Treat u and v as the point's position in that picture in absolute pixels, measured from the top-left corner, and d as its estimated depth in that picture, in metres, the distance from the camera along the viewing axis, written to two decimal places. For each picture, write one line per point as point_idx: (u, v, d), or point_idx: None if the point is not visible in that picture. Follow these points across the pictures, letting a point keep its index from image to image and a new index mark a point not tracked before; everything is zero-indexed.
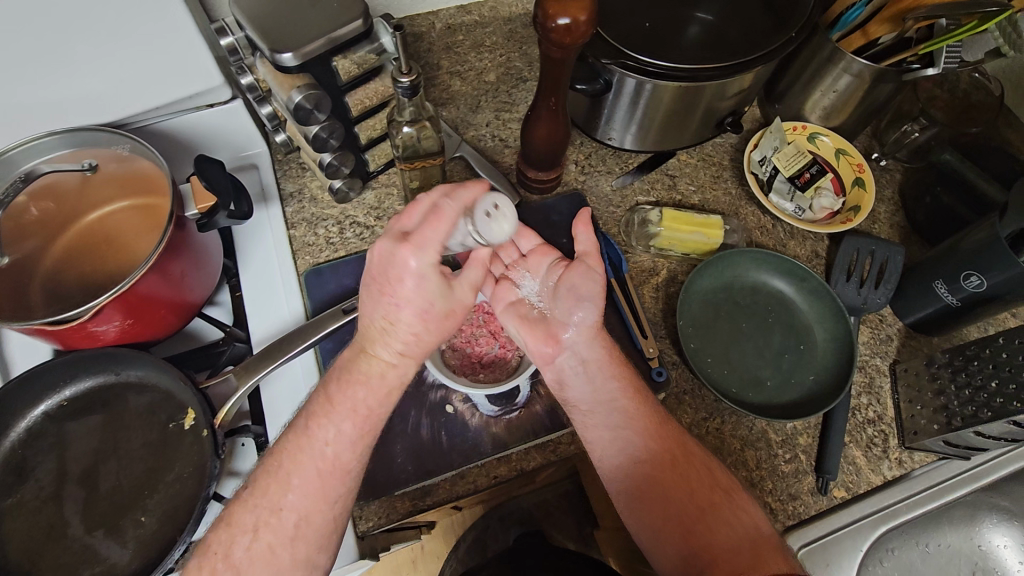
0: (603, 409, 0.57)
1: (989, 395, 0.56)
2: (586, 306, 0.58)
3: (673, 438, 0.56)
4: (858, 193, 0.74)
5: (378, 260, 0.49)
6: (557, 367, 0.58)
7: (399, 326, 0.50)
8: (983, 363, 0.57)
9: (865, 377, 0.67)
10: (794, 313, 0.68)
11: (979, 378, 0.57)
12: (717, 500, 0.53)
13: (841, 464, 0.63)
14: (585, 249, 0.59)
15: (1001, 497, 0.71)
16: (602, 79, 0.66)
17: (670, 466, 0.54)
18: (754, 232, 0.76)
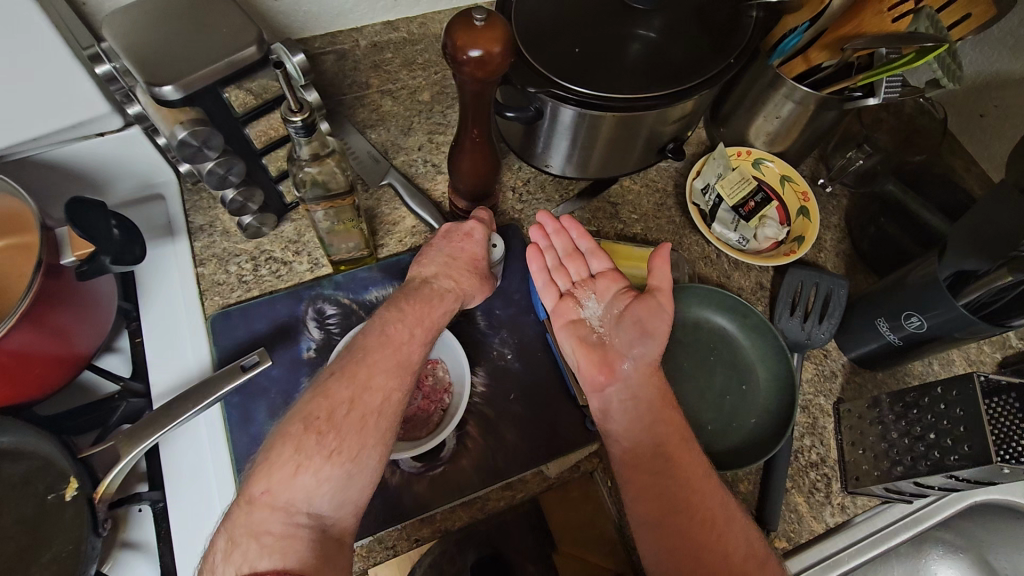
0: (648, 448, 0.53)
1: (927, 445, 0.54)
2: (654, 339, 0.56)
3: (715, 493, 0.51)
4: (804, 223, 0.72)
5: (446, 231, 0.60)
6: (605, 397, 0.57)
7: (448, 279, 0.57)
8: (922, 412, 0.55)
9: (808, 417, 0.65)
10: (737, 349, 0.66)
11: (919, 427, 0.55)
12: (748, 567, 0.49)
13: (782, 512, 0.60)
14: (661, 285, 0.56)
15: (944, 532, 0.70)
16: (534, 107, 0.62)
17: (711, 531, 0.50)
18: (698, 262, 0.73)
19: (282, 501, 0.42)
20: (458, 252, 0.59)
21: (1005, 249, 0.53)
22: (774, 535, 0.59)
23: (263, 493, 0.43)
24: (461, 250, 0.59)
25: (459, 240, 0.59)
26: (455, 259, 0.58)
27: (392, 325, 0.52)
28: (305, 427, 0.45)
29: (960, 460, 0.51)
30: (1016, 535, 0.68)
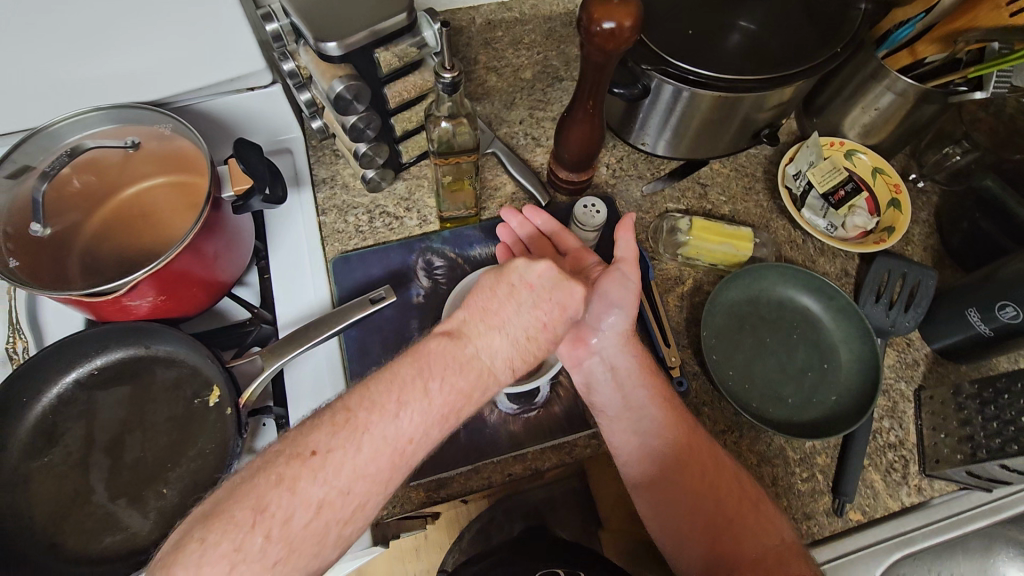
0: (633, 413, 0.59)
1: (1017, 429, 0.56)
2: (624, 311, 0.59)
3: (702, 444, 0.59)
4: (893, 215, 0.73)
5: (545, 278, 0.49)
6: (585, 370, 0.61)
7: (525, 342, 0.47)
8: (1014, 398, 0.57)
9: (888, 401, 0.67)
10: (819, 331, 0.68)
11: (1009, 412, 0.57)
12: (746, 512, 0.56)
13: (858, 487, 0.63)
14: (627, 255, 0.60)
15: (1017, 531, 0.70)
16: (640, 84, 0.65)
17: (703, 477, 0.57)
18: (783, 246, 0.75)
19: (336, 493, 0.40)
20: (538, 349, 0.48)
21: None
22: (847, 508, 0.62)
23: (309, 485, 0.40)
24: (545, 347, 0.48)
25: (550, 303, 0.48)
26: (530, 359, 0.48)
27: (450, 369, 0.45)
28: (365, 428, 0.42)
29: None
30: None
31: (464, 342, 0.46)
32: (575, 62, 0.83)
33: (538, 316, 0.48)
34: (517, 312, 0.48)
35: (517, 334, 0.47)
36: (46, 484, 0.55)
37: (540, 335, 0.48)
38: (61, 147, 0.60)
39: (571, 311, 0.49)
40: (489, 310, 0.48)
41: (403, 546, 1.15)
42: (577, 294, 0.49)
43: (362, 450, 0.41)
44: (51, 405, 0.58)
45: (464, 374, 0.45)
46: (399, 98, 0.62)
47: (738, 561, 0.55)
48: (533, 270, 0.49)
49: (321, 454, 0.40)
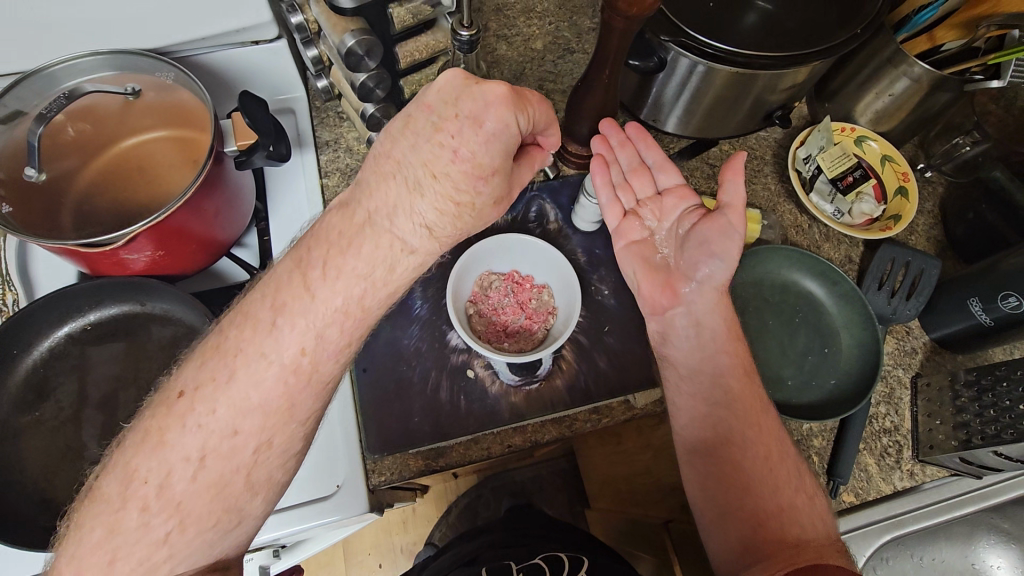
0: (706, 377, 0.58)
1: (1015, 416, 0.56)
2: (723, 260, 0.58)
3: (771, 428, 0.56)
4: (900, 203, 0.73)
5: (443, 91, 0.43)
6: (666, 320, 0.61)
7: (441, 182, 0.43)
8: (1012, 385, 0.58)
9: (885, 387, 0.67)
10: (823, 315, 0.68)
11: (1006, 400, 0.58)
12: (798, 503, 0.52)
13: (853, 471, 0.64)
14: (737, 202, 0.57)
15: (1001, 519, 0.70)
16: (656, 58, 0.63)
17: (764, 464, 0.54)
18: (787, 230, 0.75)
19: (219, 437, 0.41)
20: (461, 188, 0.44)
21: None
22: (843, 488, 0.63)
23: (179, 437, 0.40)
24: (465, 184, 0.44)
25: (461, 129, 0.43)
26: (450, 204, 0.44)
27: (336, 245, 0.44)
28: (235, 351, 0.42)
29: None
30: None
31: (353, 209, 0.45)
32: (587, 33, 0.81)
33: (441, 144, 0.43)
34: (417, 145, 0.44)
35: (419, 174, 0.44)
36: (34, 439, 0.54)
37: (451, 167, 0.43)
38: (56, 91, 0.57)
39: (487, 124, 0.42)
40: (385, 157, 0.45)
41: (391, 518, 1.15)
42: (490, 99, 0.42)
43: (233, 376, 0.42)
44: (41, 359, 0.57)
45: (352, 252, 0.44)
46: (410, 58, 0.60)
47: (783, 548, 0.50)
48: (436, 89, 0.44)
49: (187, 396, 0.41)
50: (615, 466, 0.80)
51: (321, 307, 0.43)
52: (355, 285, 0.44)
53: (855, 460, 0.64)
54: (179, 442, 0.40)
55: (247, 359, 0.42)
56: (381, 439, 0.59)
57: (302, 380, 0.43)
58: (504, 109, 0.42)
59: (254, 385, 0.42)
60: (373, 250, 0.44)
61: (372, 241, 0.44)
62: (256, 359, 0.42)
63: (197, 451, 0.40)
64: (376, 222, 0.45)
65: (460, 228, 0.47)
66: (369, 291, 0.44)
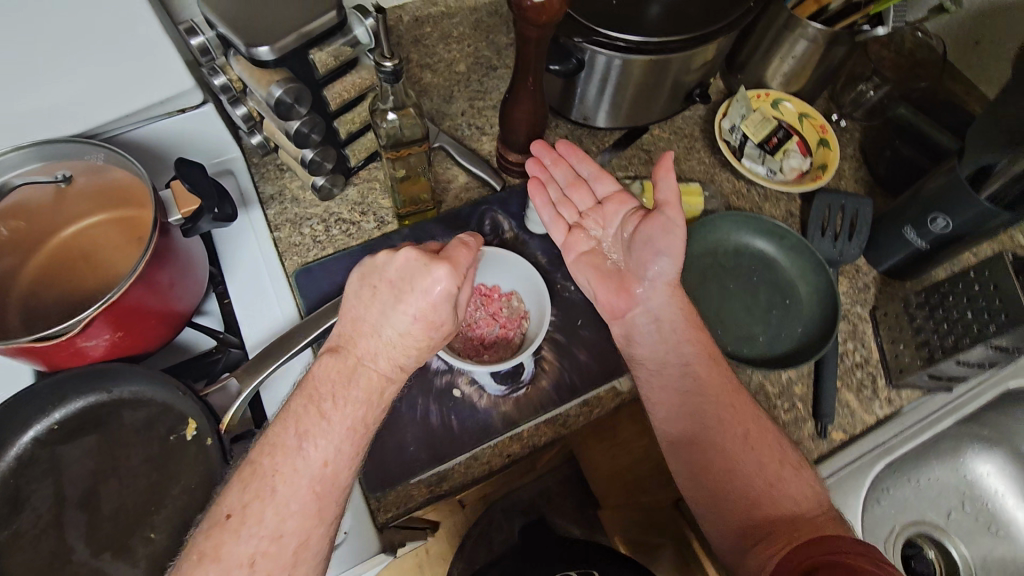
0: (674, 369, 0.59)
1: (966, 323, 0.60)
2: (667, 257, 0.59)
3: (744, 407, 0.58)
4: (825, 153, 0.77)
5: (404, 265, 0.51)
6: (626, 322, 0.62)
7: (398, 340, 0.51)
8: (957, 297, 0.61)
9: (848, 325, 0.71)
10: (779, 270, 0.71)
11: (954, 312, 0.61)
12: (785, 474, 0.54)
13: (836, 409, 0.67)
14: (671, 198, 0.58)
15: (980, 426, 0.73)
16: (574, 59, 0.67)
17: (747, 443, 0.56)
18: (729, 198, 0.79)
19: (267, 543, 0.43)
20: (420, 339, 0.51)
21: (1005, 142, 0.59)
22: (830, 427, 0.66)
23: (234, 545, 0.42)
24: (422, 336, 0.51)
25: (417, 296, 0.50)
26: (412, 350, 0.51)
27: (333, 383, 0.48)
28: (271, 472, 0.44)
29: (999, 328, 0.57)
30: None
31: (345, 353, 0.50)
32: (506, 49, 0.84)
33: (405, 311, 0.50)
34: (384, 309, 0.51)
35: (387, 333, 0.51)
36: (16, 554, 0.51)
37: (410, 326, 0.50)
38: None
39: (436, 294, 0.50)
40: (355, 316, 0.52)
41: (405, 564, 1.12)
42: (439, 274, 0.50)
43: (277, 492, 0.44)
44: (10, 469, 0.54)
45: (354, 385, 0.49)
46: (339, 99, 0.61)
47: (780, 525, 0.51)
48: (395, 263, 0.52)
49: (236, 515, 0.43)
50: (616, 459, 0.82)
51: (338, 426, 0.47)
52: (358, 408, 0.48)
53: (835, 398, 0.67)
54: (233, 552, 0.42)
55: (281, 477, 0.44)
56: (378, 475, 0.57)
57: (329, 484, 0.45)
58: (451, 281, 0.50)
59: (293, 493, 0.44)
60: (360, 390, 0.49)
61: (363, 378, 0.49)
62: (290, 476, 0.44)
63: (249, 554, 0.42)
64: (365, 364, 0.50)
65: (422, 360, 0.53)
66: (369, 412, 0.49)
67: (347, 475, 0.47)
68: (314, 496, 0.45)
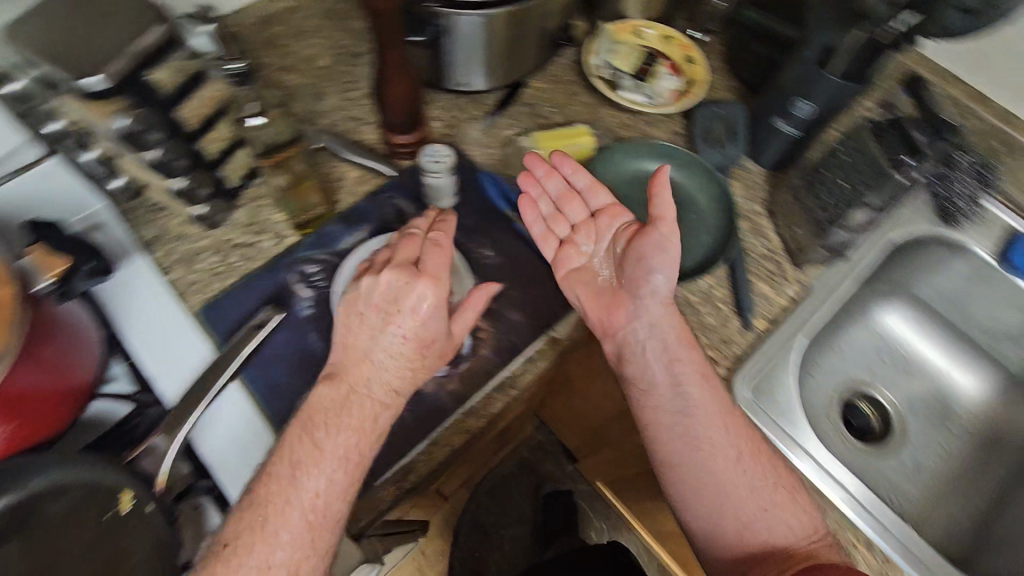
0: (667, 389, 0.60)
1: (842, 191, 0.68)
2: (665, 275, 0.61)
3: (739, 428, 0.59)
4: (693, 69, 0.82)
5: (384, 289, 0.55)
6: (619, 340, 0.63)
7: (384, 364, 0.54)
8: (830, 171, 0.69)
9: (749, 222, 0.74)
10: (678, 187, 0.73)
11: (829, 184, 0.69)
12: (778, 498, 0.57)
13: (755, 300, 0.70)
14: (669, 213, 0.60)
15: (880, 283, 0.80)
16: (431, 26, 0.66)
17: (739, 464, 0.57)
18: (617, 130, 0.80)
19: None
20: (412, 360, 0.54)
21: (836, 10, 0.63)
22: (755, 317, 0.69)
23: None
24: (415, 356, 0.54)
25: (404, 313, 0.54)
26: (406, 371, 0.54)
27: (332, 412, 0.51)
28: (267, 502, 0.48)
29: (861, 187, 0.68)
30: (930, 262, 0.79)
31: (339, 382, 0.53)
32: (365, 33, 0.82)
33: (395, 335, 0.54)
34: (372, 337, 0.54)
35: (384, 359, 0.54)
36: None
37: (404, 347, 0.54)
38: None
39: (423, 312, 0.54)
40: (348, 344, 0.55)
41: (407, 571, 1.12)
42: (421, 291, 0.54)
43: (268, 524, 0.47)
44: None
45: (347, 414, 0.51)
46: (197, 116, 0.57)
47: (776, 551, 0.55)
48: (377, 288, 0.55)
49: (230, 544, 0.47)
50: (578, 407, 0.85)
51: (330, 457, 0.50)
52: (349, 440, 0.50)
53: (752, 290, 0.70)
54: None
55: None
56: None
57: (320, 515, 0.49)
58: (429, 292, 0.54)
59: (282, 525, 0.47)
60: (354, 416, 0.51)
61: (360, 407, 0.52)
62: (282, 510, 0.48)
63: None
64: (359, 391, 0.52)
65: (414, 381, 0.54)
66: (361, 442, 0.51)
67: (338, 506, 0.50)
68: (308, 527, 0.48)
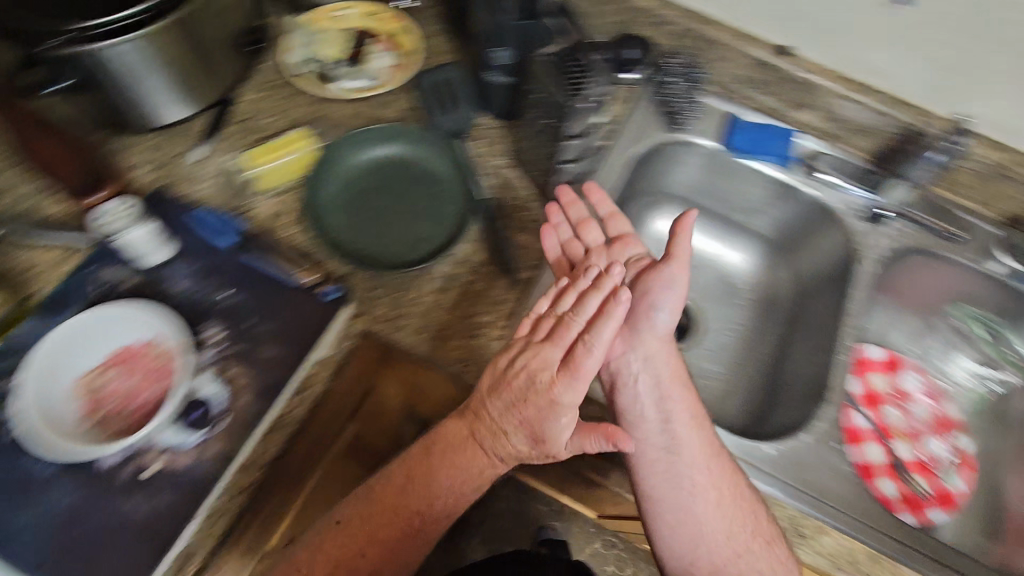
0: (660, 398, 0.61)
1: (548, 126, 0.70)
2: (666, 310, 0.62)
3: (725, 468, 0.58)
4: (403, 39, 0.79)
5: (537, 362, 0.54)
6: (618, 367, 0.63)
7: (512, 436, 0.52)
8: (539, 109, 0.70)
9: (498, 179, 0.74)
10: (413, 165, 0.73)
11: (541, 122, 0.70)
12: (754, 547, 0.56)
13: (516, 252, 0.70)
14: (684, 254, 0.61)
15: (636, 194, 0.86)
16: (68, 67, 0.57)
17: (719, 510, 0.56)
18: (349, 120, 0.75)
19: None
20: (524, 450, 0.52)
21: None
22: (518, 267, 0.69)
23: None
24: (523, 444, 0.52)
25: (512, 380, 0.54)
26: (523, 435, 0.52)
27: (444, 454, 0.54)
28: None
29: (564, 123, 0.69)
30: (665, 164, 0.85)
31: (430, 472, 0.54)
32: None
33: (515, 412, 0.52)
34: (504, 401, 0.53)
35: (521, 395, 0.52)
36: None
37: (519, 411, 0.52)
38: None
39: (578, 376, 0.52)
40: (487, 396, 0.54)
41: None
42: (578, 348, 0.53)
43: None
44: None
45: (359, 552, 0.53)
46: None
47: None
48: (507, 357, 0.56)
49: None
50: None
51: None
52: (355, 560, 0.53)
53: (511, 243, 0.71)
54: None
55: None
56: None
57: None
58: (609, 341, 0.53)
59: None
60: (469, 464, 0.53)
61: (469, 459, 0.54)
62: None
63: None
64: (479, 427, 0.54)
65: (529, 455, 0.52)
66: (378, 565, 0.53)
67: None
68: None
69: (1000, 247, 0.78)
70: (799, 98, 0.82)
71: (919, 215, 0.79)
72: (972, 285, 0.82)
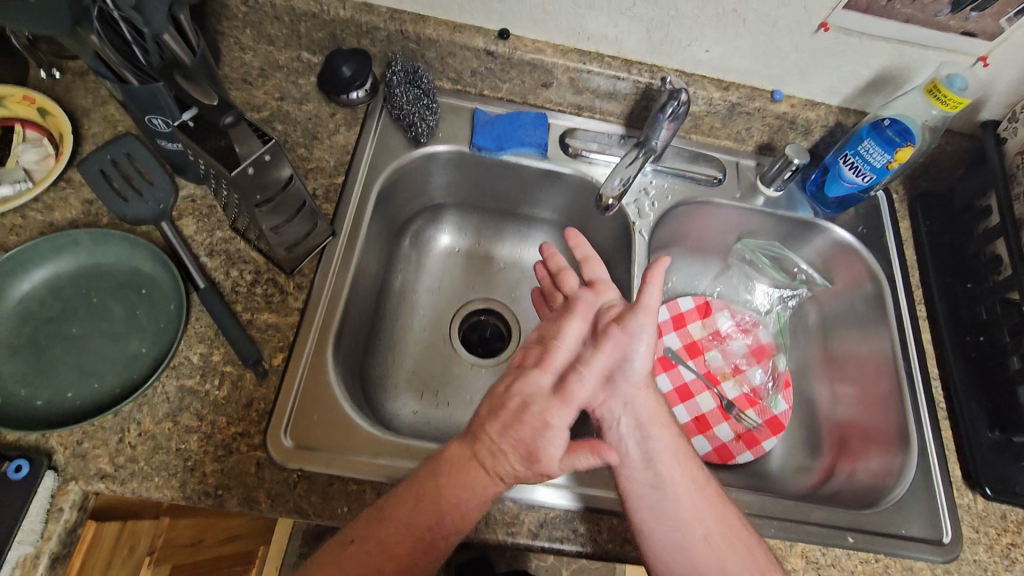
0: (655, 441, 0.58)
1: (240, 200, 0.57)
2: (640, 360, 0.59)
3: (717, 500, 0.56)
4: (55, 120, 0.66)
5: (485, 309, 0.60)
6: (604, 409, 0.60)
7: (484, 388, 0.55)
8: (220, 181, 0.57)
9: (221, 257, 0.64)
10: (112, 273, 0.61)
11: (232, 195, 0.58)
12: None
13: (257, 339, 0.61)
14: (650, 303, 0.58)
15: (398, 212, 0.80)
16: None
17: (708, 546, 0.54)
18: (8, 238, 0.61)
19: None
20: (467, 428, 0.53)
21: (68, 18, 0.48)
22: (263, 356, 0.60)
23: None
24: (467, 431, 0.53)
25: (446, 355, 0.58)
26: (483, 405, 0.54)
27: (436, 450, 0.54)
28: None
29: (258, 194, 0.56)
30: (417, 178, 0.78)
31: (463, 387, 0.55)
32: None
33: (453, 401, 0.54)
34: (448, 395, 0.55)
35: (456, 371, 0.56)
36: None
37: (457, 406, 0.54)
38: None
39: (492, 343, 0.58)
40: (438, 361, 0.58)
41: None
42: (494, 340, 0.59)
43: None
44: None
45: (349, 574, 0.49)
46: None
47: None
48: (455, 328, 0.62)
49: None
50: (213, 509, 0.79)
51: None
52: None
53: (249, 329, 0.61)
54: None
55: None
56: None
57: None
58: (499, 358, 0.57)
59: None
60: (470, 483, 0.52)
61: (475, 478, 0.52)
62: None
63: None
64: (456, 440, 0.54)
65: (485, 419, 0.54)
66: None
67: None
68: None
69: (762, 180, 0.81)
70: (541, 79, 0.77)
71: (677, 168, 0.80)
72: (744, 219, 0.83)
